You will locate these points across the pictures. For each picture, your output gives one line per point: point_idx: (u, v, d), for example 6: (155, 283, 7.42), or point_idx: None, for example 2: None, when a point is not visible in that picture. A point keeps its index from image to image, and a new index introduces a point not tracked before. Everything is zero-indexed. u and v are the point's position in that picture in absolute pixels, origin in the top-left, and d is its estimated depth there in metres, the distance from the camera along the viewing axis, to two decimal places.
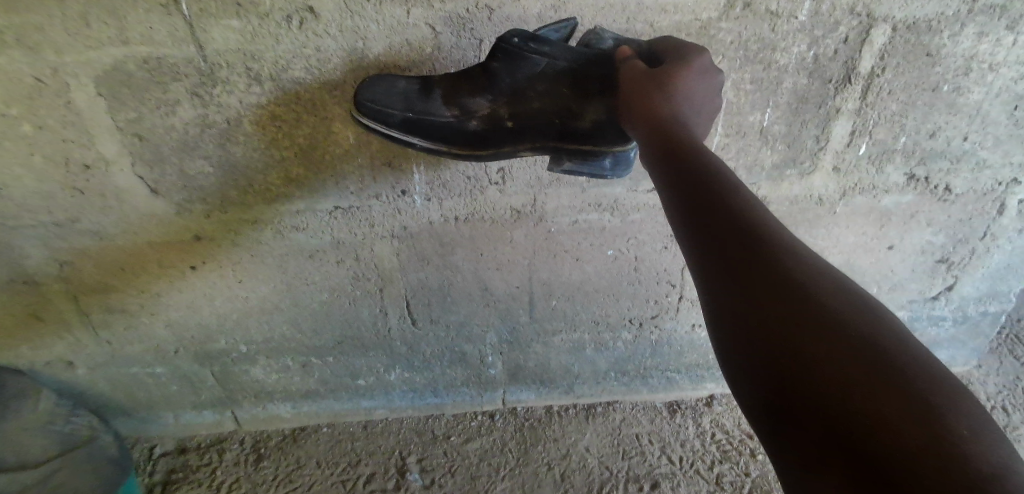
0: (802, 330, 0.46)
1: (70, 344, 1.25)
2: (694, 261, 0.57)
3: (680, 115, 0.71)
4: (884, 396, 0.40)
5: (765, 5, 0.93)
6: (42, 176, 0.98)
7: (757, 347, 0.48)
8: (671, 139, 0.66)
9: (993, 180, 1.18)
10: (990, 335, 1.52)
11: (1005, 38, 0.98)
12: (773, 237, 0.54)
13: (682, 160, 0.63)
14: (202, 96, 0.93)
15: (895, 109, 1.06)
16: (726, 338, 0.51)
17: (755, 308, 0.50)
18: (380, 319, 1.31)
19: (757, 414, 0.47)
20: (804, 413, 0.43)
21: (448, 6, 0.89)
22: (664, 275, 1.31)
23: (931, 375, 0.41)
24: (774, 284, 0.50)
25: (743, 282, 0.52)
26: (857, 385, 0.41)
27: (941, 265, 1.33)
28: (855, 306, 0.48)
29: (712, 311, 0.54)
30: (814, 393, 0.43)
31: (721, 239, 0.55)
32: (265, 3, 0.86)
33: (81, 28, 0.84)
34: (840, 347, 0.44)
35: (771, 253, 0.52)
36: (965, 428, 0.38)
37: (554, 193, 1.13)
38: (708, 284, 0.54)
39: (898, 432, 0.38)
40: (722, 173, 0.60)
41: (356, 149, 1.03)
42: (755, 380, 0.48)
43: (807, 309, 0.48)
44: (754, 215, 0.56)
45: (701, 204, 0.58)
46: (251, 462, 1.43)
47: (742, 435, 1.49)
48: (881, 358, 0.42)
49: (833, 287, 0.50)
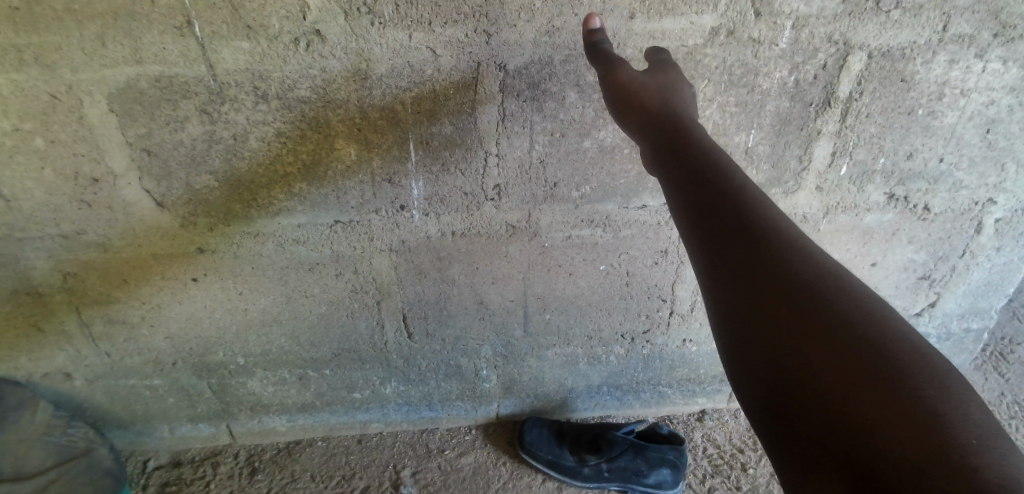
0: (803, 332, 0.48)
1: (70, 356, 1.26)
2: (697, 263, 0.60)
3: (683, 122, 0.73)
4: (887, 400, 0.41)
5: (747, 32, 0.99)
6: (52, 189, 1.01)
7: (758, 348, 0.50)
8: (673, 145, 0.68)
9: (970, 200, 1.23)
10: (973, 352, 1.56)
11: (975, 65, 1.04)
12: (778, 240, 0.56)
13: (682, 164, 0.65)
14: (210, 113, 0.97)
15: (874, 131, 1.11)
16: (729, 340, 0.53)
17: (756, 309, 0.52)
18: (378, 332, 1.33)
19: (759, 414, 0.49)
20: (807, 414, 0.45)
21: (448, 30, 0.94)
22: (655, 290, 1.34)
23: (937, 381, 0.43)
24: (778, 288, 0.52)
25: (745, 285, 0.54)
26: (858, 388, 0.43)
27: (923, 281, 1.38)
28: (861, 308, 0.49)
29: (715, 314, 0.56)
30: (814, 395, 0.45)
31: (722, 241, 0.57)
32: (274, 26, 0.90)
33: (97, 48, 0.89)
34: (842, 350, 0.46)
35: (774, 254, 0.54)
36: (973, 435, 0.39)
37: (548, 210, 1.17)
38: (711, 286, 0.57)
39: (900, 436, 0.39)
40: (725, 175, 0.63)
41: (357, 165, 1.07)
42: (759, 382, 0.49)
43: (811, 312, 0.49)
44: (760, 220, 0.58)
45: (704, 207, 0.60)
46: (246, 475, 1.44)
47: (732, 449, 1.53)
48: (881, 357, 0.44)
49: (839, 286, 0.51)
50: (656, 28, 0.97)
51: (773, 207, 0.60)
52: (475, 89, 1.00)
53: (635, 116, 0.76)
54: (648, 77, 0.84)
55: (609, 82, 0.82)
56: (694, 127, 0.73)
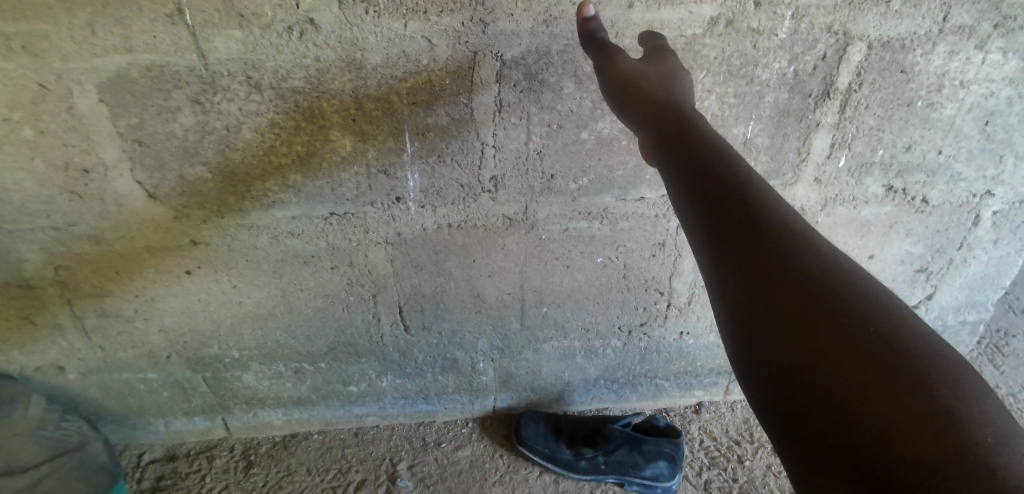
0: (809, 332, 0.47)
1: (63, 350, 1.25)
2: (702, 260, 0.59)
3: (686, 117, 0.71)
4: (894, 401, 0.41)
5: (747, 23, 0.98)
6: (42, 181, 0.99)
7: (762, 348, 0.50)
8: (676, 140, 0.67)
9: (968, 193, 1.23)
10: (968, 344, 1.57)
11: (975, 57, 1.03)
12: (784, 236, 0.55)
13: (687, 160, 0.64)
14: (203, 103, 0.95)
15: (872, 123, 1.11)
16: (735, 339, 0.53)
17: (762, 308, 0.51)
18: (374, 325, 1.33)
19: (766, 414, 0.49)
20: (810, 414, 0.44)
21: (444, 19, 0.93)
22: (653, 283, 1.33)
23: (950, 380, 0.42)
24: (783, 287, 0.51)
25: (750, 283, 0.53)
26: (864, 389, 0.42)
27: (921, 274, 1.38)
28: (872, 305, 0.48)
29: (721, 313, 0.55)
30: (821, 395, 0.44)
31: (725, 238, 0.56)
32: (267, 15, 0.89)
33: (87, 37, 0.87)
34: (850, 349, 0.45)
35: (780, 249, 0.53)
36: (985, 435, 0.38)
37: (545, 202, 1.16)
38: (715, 284, 0.56)
39: (908, 438, 0.39)
40: (728, 170, 0.62)
41: (352, 157, 1.05)
42: (765, 382, 0.49)
43: (817, 310, 0.48)
44: (765, 216, 0.56)
45: (707, 204, 0.59)
46: (242, 469, 1.43)
47: (729, 442, 1.53)
48: (891, 356, 0.43)
49: (850, 282, 0.50)
50: (655, 18, 0.96)
51: (779, 201, 0.59)
52: (471, 79, 0.99)
53: (637, 111, 0.75)
54: (650, 69, 0.83)
55: (610, 76, 0.81)
56: (699, 120, 0.71)
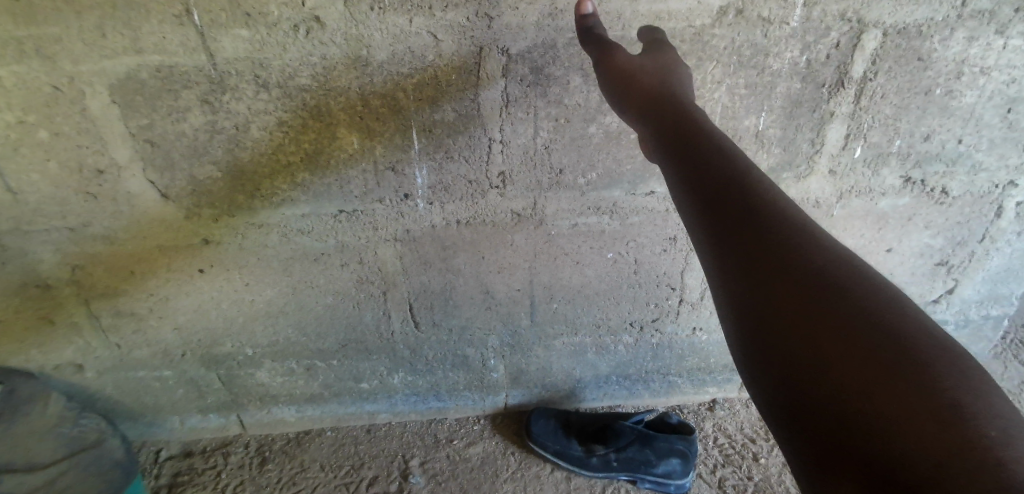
0: (810, 329, 0.46)
1: (81, 348, 1.27)
2: (703, 258, 0.58)
3: (685, 111, 0.70)
4: (897, 398, 0.39)
5: (757, 12, 0.96)
6: (57, 182, 1.01)
7: (765, 347, 0.48)
8: (675, 135, 0.66)
9: (990, 183, 1.19)
10: (992, 339, 1.52)
11: (996, 42, 1.00)
12: (784, 231, 0.53)
13: (686, 157, 0.63)
14: (211, 103, 0.96)
15: (889, 112, 1.08)
16: (738, 338, 0.52)
17: (762, 305, 0.50)
18: (384, 322, 1.33)
19: (770, 414, 0.48)
20: (811, 413, 0.43)
21: (449, 14, 0.92)
22: (664, 278, 1.32)
23: (957, 373, 0.40)
24: (783, 283, 0.49)
25: (751, 280, 0.51)
26: (865, 387, 0.41)
27: (941, 267, 1.34)
28: (875, 298, 0.46)
29: (723, 312, 0.54)
30: (822, 394, 0.43)
31: (726, 235, 0.55)
32: (273, 13, 0.89)
33: (97, 39, 0.88)
34: (851, 346, 0.43)
35: (780, 244, 0.52)
36: (993, 429, 0.36)
37: (554, 197, 1.15)
38: (717, 282, 0.55)
39: (912, 435, 0.37)
40: (728, 164, 0.60)
41: (359, 154, 1.06)
42: (767, 382, 0.48)
43: (817, 306, 0.47)
44: (765, 212, 0.55)
45: (708, 201, 0.58)
46: (256, 465, 1.45)
47: (743, 439, 1.51)
48: (893, 352, 0.42)
49: (852, 276, 0.48)
50: (662, 9, 0.95)
51: (781, 195, 0.57)
52: (477, 74, 0.99)
53: (637, 107, 0.74)
54: (652, 62, 0.82)
55: (608, 71, 0.80)
56: (697, 114, 0.70)
